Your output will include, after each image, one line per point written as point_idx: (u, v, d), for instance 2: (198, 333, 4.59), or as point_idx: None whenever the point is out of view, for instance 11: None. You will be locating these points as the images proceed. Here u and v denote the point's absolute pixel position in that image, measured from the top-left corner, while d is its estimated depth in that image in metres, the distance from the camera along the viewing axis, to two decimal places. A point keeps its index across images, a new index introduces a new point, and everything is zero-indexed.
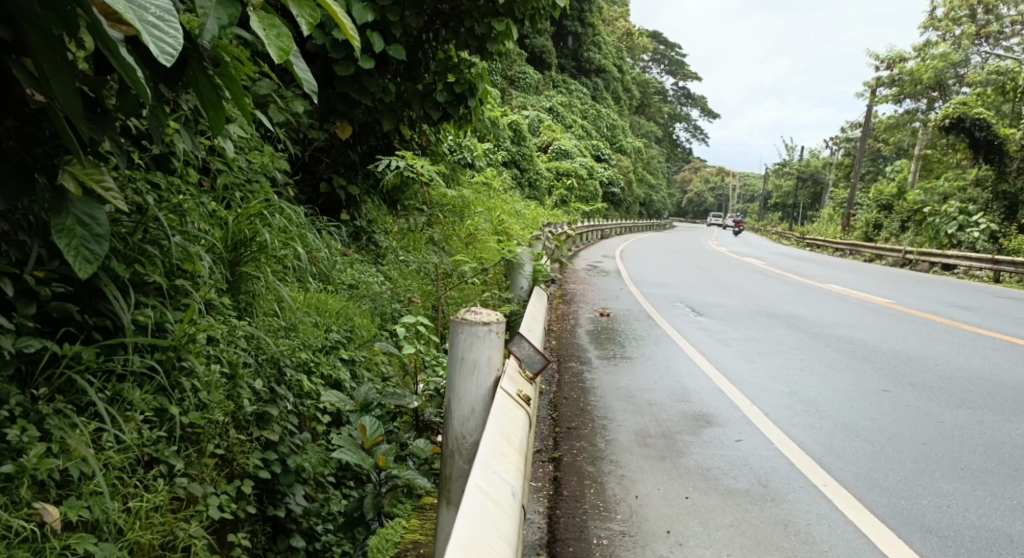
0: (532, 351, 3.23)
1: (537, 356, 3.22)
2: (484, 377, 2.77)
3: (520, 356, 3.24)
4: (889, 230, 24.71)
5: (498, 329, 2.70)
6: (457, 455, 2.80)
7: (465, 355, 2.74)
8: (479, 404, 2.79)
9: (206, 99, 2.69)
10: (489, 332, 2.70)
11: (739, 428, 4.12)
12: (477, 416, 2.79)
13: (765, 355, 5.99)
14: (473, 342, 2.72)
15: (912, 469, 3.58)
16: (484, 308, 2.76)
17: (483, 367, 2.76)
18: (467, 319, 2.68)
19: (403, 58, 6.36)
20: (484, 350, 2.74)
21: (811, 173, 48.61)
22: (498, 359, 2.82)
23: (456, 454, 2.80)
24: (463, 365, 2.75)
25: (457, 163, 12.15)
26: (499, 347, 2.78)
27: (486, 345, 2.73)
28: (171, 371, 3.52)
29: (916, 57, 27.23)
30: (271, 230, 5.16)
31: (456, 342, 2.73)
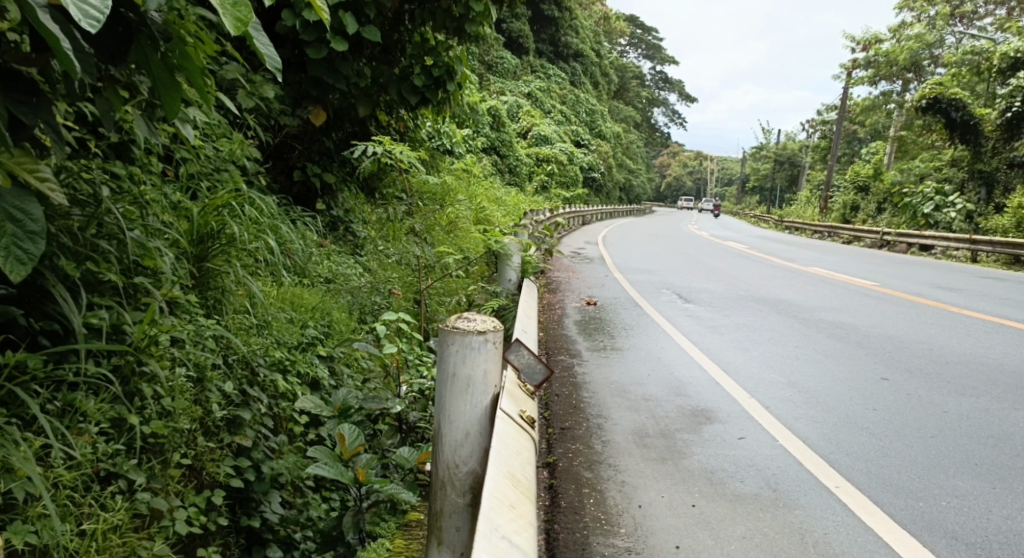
0: (531, 360, 3.13)
1: (536, 366, 3.13)
2: (478, 395, 2.63)
3: (520, 366, 3.14)
4: (867, 211, 24.70)
5: (494, 339, 2.58)
6: (449, 487, 2.65)
7: (456, 372, 2.60)
8: (474, 427, 2.65)
9: (161, 81, 2.52)
10: (485, 343, 2.58)
11: (740, 424, 3.93)
12: (470, 441, 2.64)
13: (757, 342, 5.79)
14: (466, 356, 2.58)
15: (926, 467, 3.42)
16: (478, 315, 2.64)
17: (477, 385, 2.62)
18: (459, 329, 2.55)
19: (378, 40, 6.07)
20: (479, 364, 2.61)
21: (788, 155, 48.66)
22: (493, 376, 2.68)
23: (449, 486, 2.65)
24: (456, 383, 2.61)
25: (435, 149, 11.84)
26: (495, 359, 2.65)
27: (481, 356, 2.60)
28: (131, 377, 3.25)
29: (892, 38, 27.16)
30: (241, 222, 4.87)
31: (449, 356, 2.59)
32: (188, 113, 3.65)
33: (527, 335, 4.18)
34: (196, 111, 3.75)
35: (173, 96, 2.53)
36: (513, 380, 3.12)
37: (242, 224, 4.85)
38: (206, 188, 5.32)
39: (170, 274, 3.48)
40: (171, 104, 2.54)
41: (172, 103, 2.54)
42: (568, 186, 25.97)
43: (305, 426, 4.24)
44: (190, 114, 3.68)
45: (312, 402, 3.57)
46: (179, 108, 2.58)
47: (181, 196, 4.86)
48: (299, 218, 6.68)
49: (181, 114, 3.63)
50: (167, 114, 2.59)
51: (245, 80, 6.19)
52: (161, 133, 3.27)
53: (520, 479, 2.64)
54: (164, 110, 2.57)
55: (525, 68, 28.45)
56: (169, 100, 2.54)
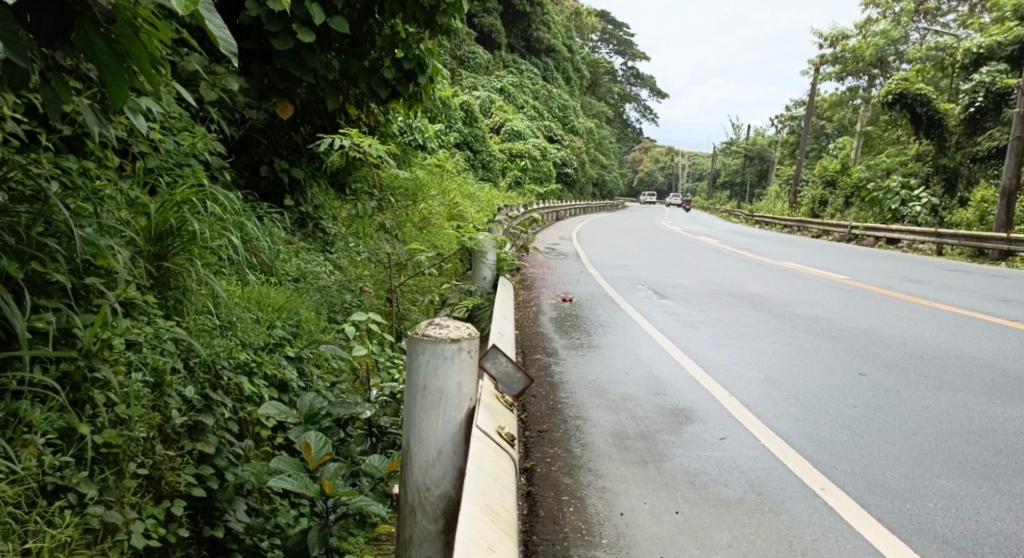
0: (507, 369, 3.05)
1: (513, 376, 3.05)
2: (451, 409, 2.51)
3: (496, 375, 3.06)
4: (835, 206, 24.91)
5: (468, 349, 2.47)
6: (420, 512, 2.53)
7: (427, 385, 2.48)
8: (446, 446, 2.53)
9: (107, 68, 2.35)
10: (459, 353, 2.47)
11: (721, 424, 3.84)
12: (443, 461, 2.52)
13: (734, 338, 5.71)
14: (439, 367, 2.47)
15: (911, 466, 3.35)
16: (452, 322, 2.52)
17: (450, 398, 2.50)
18: (431, 337, 2.44)
19: (346, 31, 5.90)
20: (453, 376, 2.49)
21: (758, 151, 49.03)
22: (468, 389, 2.57)
23: (419, 511, 2.53)
24: (428, 397, 2.49)
25: (407, 144, 11.63)
26: (470, 370, 2.53)
27: (455, 367, 2.48)
28: (81, 384, 3.07)
29: (858, 35, 27.38)
30: (202, 219, 4.68)
31: (419, 367, 2.48)
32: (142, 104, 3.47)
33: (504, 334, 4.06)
34: (149, 101, 3.59)
35: (119, 84, 2.35)
36: (491, 389, 3.00)
37: (203, 221, 4.66)
38: (167, 183, 5.12)
39: (124, 274, 3.30)
40: (116, 92, 2.36)
41: (118, 90, 2.36)
42: (541, 181, 25.85)
43: (272, 430, 4.08)
44: (143, 104, 3.51)
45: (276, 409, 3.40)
46: (126, 100, 2.40)
47: (139, 192, 4.67)
48: (267, 214, 6.49)
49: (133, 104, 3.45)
50: (114, 106, 2.39)
51: (207, 71, 5.99)
52: (86, 122, 2.98)
53: (499, 511, 2.43)
54: (111, 101, 2.39)
55: (497, 64, 28.26)
56: (115, 87, 2.36)
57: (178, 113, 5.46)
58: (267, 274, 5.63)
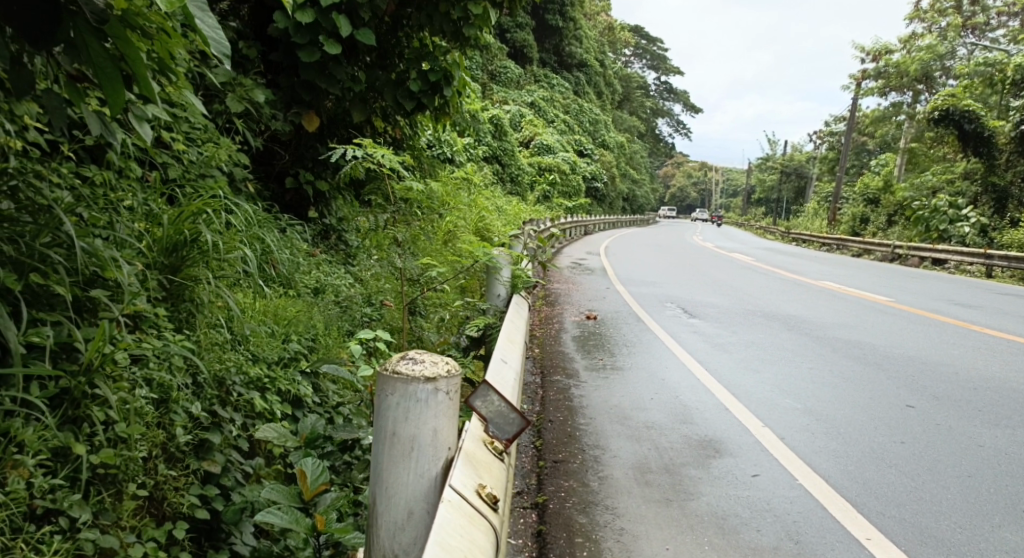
0: (499, 408, 2.66)
1: (503, 414, 2.66)
2: (424, 460, 2.34)
3: (487, 415, 2.68)
4: (876, 224, 24.29)
5: (444, 391, 2.31)
6: None
7: (397, 431, 2.32)
8: (419, 507, 2.35)
9: (101, 71, 2.25)
10: (435, 395, 2.30)
11: (753, 458, 3.62)
12: (413, 524, 2.35)
13: (767, 363, 5.46)
14: (409, 411, 2.30)
15: (966, 514, 3.12)
16: (430, 358, 2.37)
17: (423, 448, 2.33)
18: (400, 376, 2.28)
19: (373, 43, 5.82)
20: (426, 421, 2.32)
21: (794, 167, 48.33)
22: (446, 440, 2.38)
23: None
24: (398, 444, 2.33)
25: (436, 158, 11.53)
26: (446, 416, 2.35)
27: (429, 410, 2.31)
28: (81, 400, 2.93)
29: (902, 49, 26.81)
30: (217, 230, 4.58)
31: (388, 410, 2.32)
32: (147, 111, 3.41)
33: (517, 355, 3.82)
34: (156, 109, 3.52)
35: (115, 87, 2.25)
36: (478, 432, 2.70)
37: (219, 233, 4.55)
38: (187, 194, 5.05)
39: (128, 286, 3.21)
40: (113, 96, 2.26)
41: (114, 92, 2.25)
42: (571, 196, 25.66)
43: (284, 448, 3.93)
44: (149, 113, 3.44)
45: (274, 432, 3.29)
46: (124, 102, 2.30)
47: (157, 203, 4.59)
48: (289, 226, 6.40)
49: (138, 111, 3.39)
50: (112, 110, 2.29)
51: (231, 82, 5.95)
52: (93, 129, 2.89)
53: None
54: (108, 105, 2.28)
55: (529, 78, 28.23)
56: (111, 90, 2.26)
57: (201, 122, 5.40)
58: (286, 287, 5.53)
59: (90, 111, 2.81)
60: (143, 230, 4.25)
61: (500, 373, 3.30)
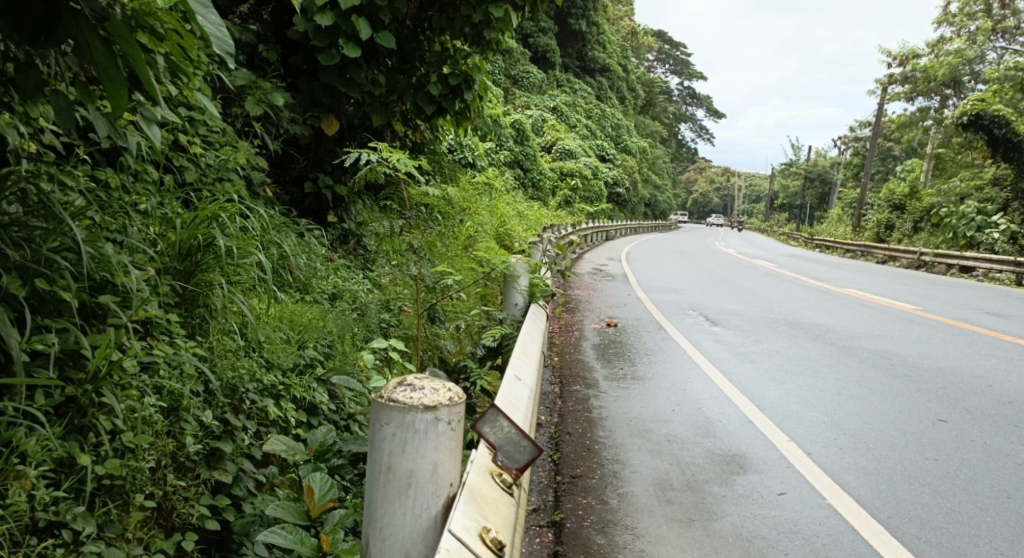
0: (508, 436, 2.50)
1: (512, 442, 2.50)
2: (422, 497, 2.21)
3: (495, 442, 2.51)
4: (902, 230, 23.85)
5: (444, 421, 2.19)
6: None
7: (393, 466, 2.19)
8: (415, 550, 2.21)
9: (103, 70, 2.19)
10: (434, 425, 2.18)
11: (779, 475, 3.48)
12: None
13: (793, 374, 5.30)
14: (406, 444, 2.18)
15: (1007, 539, 2.96)
16: (431, 385, 2.25)
17: (422, 483, 2.20)
18: (396, 405, 2.16)
19: (393, 46, 5.76)
20: (425, 455, 2.19)
21: (819, 173, 47.77)
22: (447, 476, 2.25)
23: None
24: (394, 479, 2.20)
25: (457, 162, 11.46)
26: (448, 448, 2.22)
27: (429, 442, 2.19)
28: (87, 409, 2.90)
29: (930, 54, 26.38)
30: (232, 235, 4.52)
31: (384, 441, 2.20)
32: (153, 113, 3.35)
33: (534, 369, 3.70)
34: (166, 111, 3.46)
35: (118, 88, 2.21)
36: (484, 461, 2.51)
37: (234, 238, 4.49)
38: (204, 198, 5.00)
39: (137, 292, 3.16)
40: (115, 95, 2.22)
41: (117, 92, 2.21)
42: (593, 200, 25.53)
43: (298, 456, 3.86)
44: (156, 114, 3.38)
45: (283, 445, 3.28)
46: (127, 101, 2.26)
47: (172, 207, 4.55)
48: (307, 231, 6.35)
49: (145, 112, 3.33)
50: (113, 108, 2.25)
51: (250, 86, 5.92)
52: (100, 130, 2.84)
53: None
54: (109, 102, 2.25)
55: (551, 83, 28.16)
56: (114, 91, 2.22)
57: (219, 126, 5.36)
58: (303, 292, 5.47)
59: (98, 111, 2.75)
60: (157, 234, 4.19)
61: (514, 391, 3.17)
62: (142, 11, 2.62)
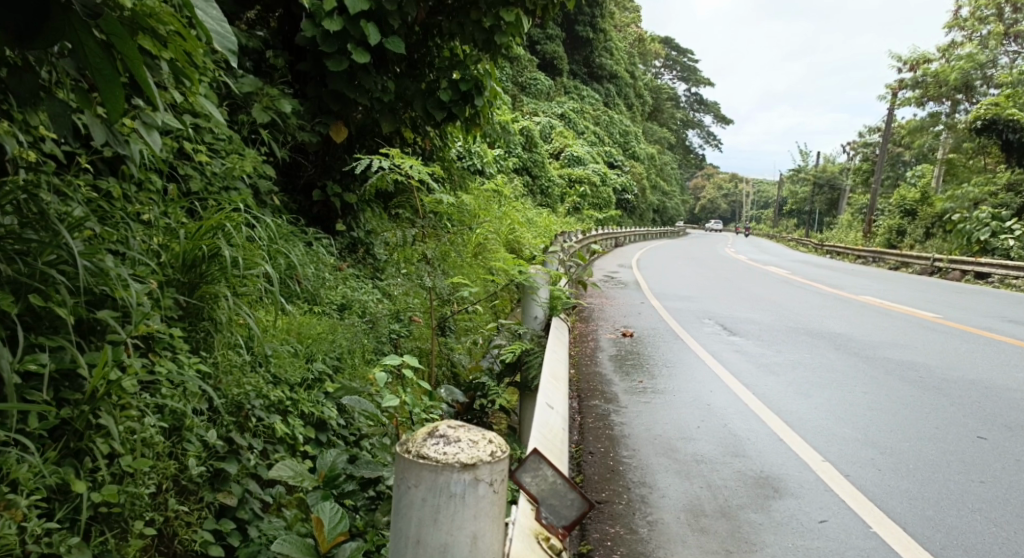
0: (553, 486, 2.22)
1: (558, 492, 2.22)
2: None
3: (539, 494, 2.24)
4: (913, 236, 23.55)
5: (484, 486, 1.92)
6: None
7: (423, 538, 1.93)
8: None
9: (99, 72, 2.03)
10: (474, 488, 1.91)
11: (818, 501, 3.32)
12: None
13: (819, 387, 5.12)
14: (439, 513, 1.92)
15: None
16: (467, 439, 1.99)
17: None
18: (428, 464, 1.90)
19: (403, 51, 5.63)
20: (462, 526, 1.92)
21: (827, 178, 47.49)
22: (486, 550, 1.97)
23: None
24: (425, 554, 1.93)
25: (465, 169, 11.30)
26: (489, 517, 1.95)
27: (467, 509, 1.92)
28: (84, 432, 2.76)
29: (941, 58, 26.09)
30: (238, 245, 4.37)
31: (413, 508, 1.94)
32: (154, 118, 3.22)
33: (560, 390, 3.52)
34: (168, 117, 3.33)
35: (114, 92, 2.06)
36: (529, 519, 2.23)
37: (240, 248, 4.33)
38: (210, 208, 4.86)
39: (136, 308, 3.01)
40: (112, 99, 2.07)
41: (114, 96, 2.06)
42: (600, 207, 25.29)
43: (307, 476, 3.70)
44: (157, 119, 3.26)
45: (290, 470, 3.13)
46: (124, 104, 2.11)
47: (176, 216, 4.41)
48: (315, 240, 6.21)
49: (146, 118, 3.20)
50: (109, 113, 2.10)
51: (258, 92, 5.79)
52: (99, 136, 2.69)
53: None
54: (105, 106, 2.09)
55: (558, 89, 28.00)
56: (110, 96, 2.07)
57: (225, 134, 5.23)
58: (311, 303, 5.33)
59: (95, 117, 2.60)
60: (160, 245, 4.05)
61: (545, 422, 2.97)
62: (142, 11, 2.49)
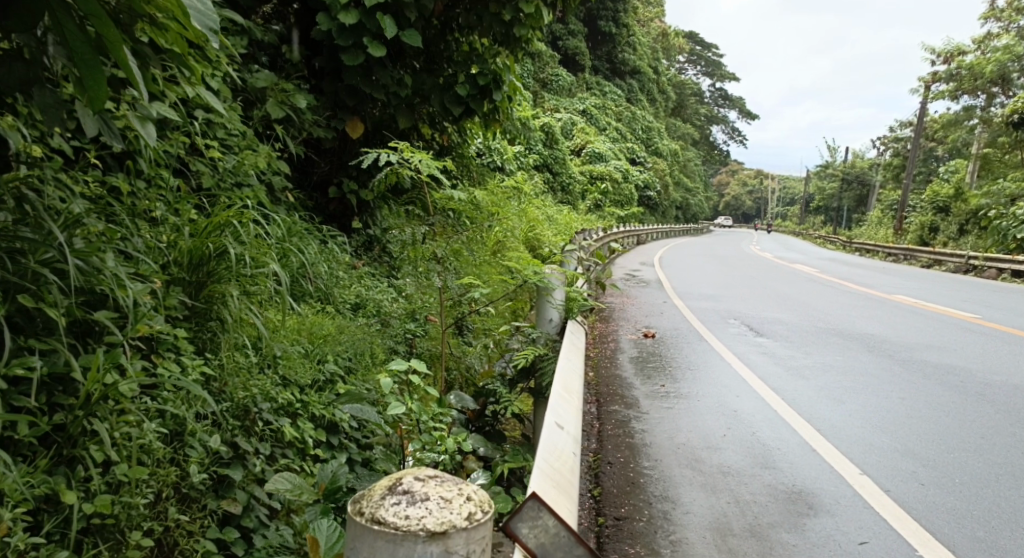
0: (551, 533, 1.83)
1: (561, 538, 1.83)
2: None
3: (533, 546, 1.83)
4: (946, 233, 22.97)
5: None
6: None
7: None
8: None
9: (80, 58, 1.95)
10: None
11: (855, 520, 3.14)
12: None
13: (851, 391, 4.90)
14: None
15: None
16: (438, 497, 1.68)
17: None
18: (386, 533, 1.61)
19: (419, 44, 5.45)
20: None
21: (855, 174, 46.68)
22: None
23: None
24: None
25: (485, 166, 11.15)
26: None
27: None
28: (77, 439, 2.65)
29: (977, 50, 25.42)
30: (246, 243, 4.24)
31: None
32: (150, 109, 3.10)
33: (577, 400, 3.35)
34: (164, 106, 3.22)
35: (97, 81, 1.97)
36: None
37: (248, 246, 4.21)
38: (220, 205, 4.74)
39: (134, 308, 2.90)
40: (95, 88, 1.98)
41: (97, 84, 1.97)
42: (623, 205, 25.04)
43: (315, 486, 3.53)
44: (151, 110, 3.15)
45: (290, 483, 3.01)
46: (106, 92, 2.02)
47: (186, 213, 4.30)
48: (330, 238, 6.10)
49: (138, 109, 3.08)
50: (90, 100, 2.01)
51: (273, 87, 5.69)
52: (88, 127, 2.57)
53: None
54: (86, 93, 2.00)
55: (581, 86, 27.78)
56: (93, 84, 1.98)
57: (237, 128, 5.12)
58: (324, 302, 5.20)
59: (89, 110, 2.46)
60: (167, 244, 3.94)
61: (559, 434, 2.79)
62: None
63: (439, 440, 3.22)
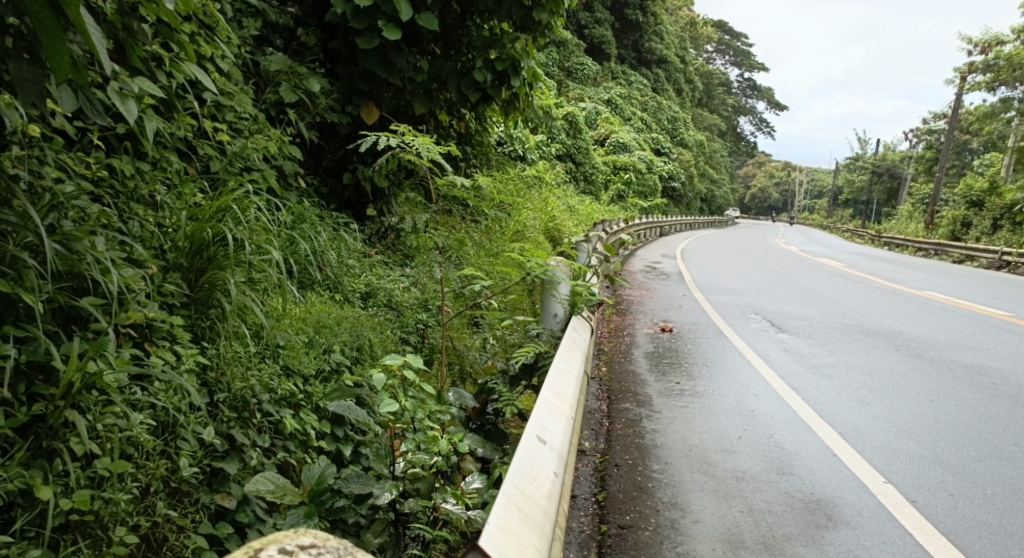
0: None
1: None
2: None
3: None
4: (980, 228, 22.34)
5: None
6: None
7: None
8: None
9: (41, 24, 1.97)
10: None
11: (878, 533, 2.96)
12: None
13: (876, 392, 4.69)
14: None
15: None
16: None
17: None
18: None
19: (435, 28, 5.27)
20: None
21: (886, 167, 45.75)
22: None
23: None
24: None
25: (506, 154, 10.95)
26: None
27: None
28: (58, 431, 2.56)
29: (1015, 40, 24.65)
30: (249, 229, 4.10)
31: None
32: (132, 85, 3.01)
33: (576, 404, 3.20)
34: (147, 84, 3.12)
35: (61, 55, 1.99)
36: None
37: (251, 232, 4.07)
38: (224, 187, 4.57)
39: (120, 295, 2.81)
40: (57, 59, 1.99)
41: (58, 54, 1.99)
42: (647, 196, 24.69)
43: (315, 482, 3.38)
44: (138, 88, 3.05)
45: (273, 484, 2.87)
46: (71, 68, 2.03)
47: (191, 196, 4.18)
48: (342, 225, 5.95)
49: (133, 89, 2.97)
50: (55, 74, 2.01)
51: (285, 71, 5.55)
52: (63, 103, 2.51)
53: None
54: (52, 68, 2.01)
55: (606, 75, 27.42)
56: (57, 56, 2.00)
57: (247, 111, 4.99)
58: (332, 290, 5.07)
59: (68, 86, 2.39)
60: (167, 229, 3.82)
61: (550, 446, 2.65)
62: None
63: (433, 440, 3.15)
